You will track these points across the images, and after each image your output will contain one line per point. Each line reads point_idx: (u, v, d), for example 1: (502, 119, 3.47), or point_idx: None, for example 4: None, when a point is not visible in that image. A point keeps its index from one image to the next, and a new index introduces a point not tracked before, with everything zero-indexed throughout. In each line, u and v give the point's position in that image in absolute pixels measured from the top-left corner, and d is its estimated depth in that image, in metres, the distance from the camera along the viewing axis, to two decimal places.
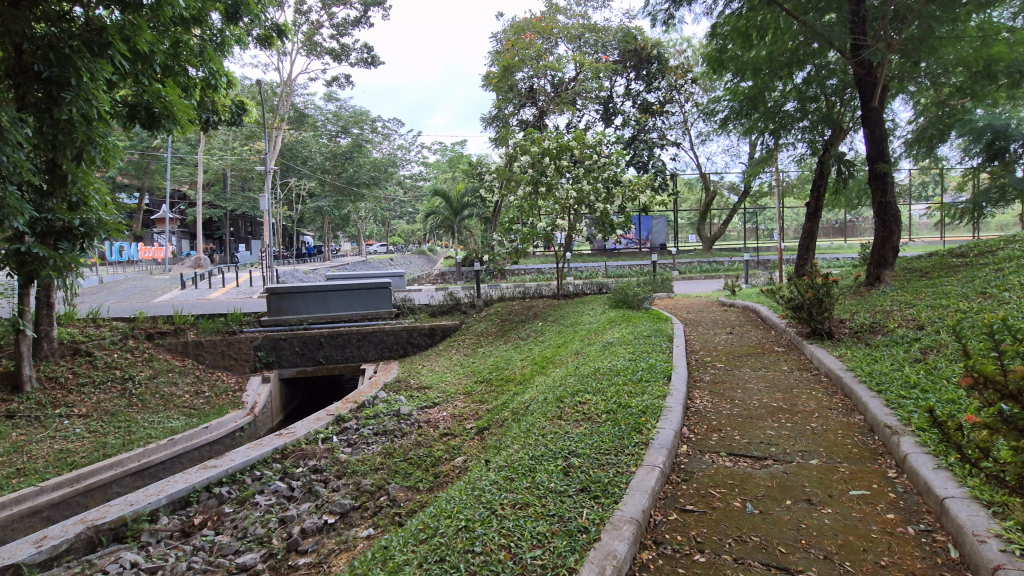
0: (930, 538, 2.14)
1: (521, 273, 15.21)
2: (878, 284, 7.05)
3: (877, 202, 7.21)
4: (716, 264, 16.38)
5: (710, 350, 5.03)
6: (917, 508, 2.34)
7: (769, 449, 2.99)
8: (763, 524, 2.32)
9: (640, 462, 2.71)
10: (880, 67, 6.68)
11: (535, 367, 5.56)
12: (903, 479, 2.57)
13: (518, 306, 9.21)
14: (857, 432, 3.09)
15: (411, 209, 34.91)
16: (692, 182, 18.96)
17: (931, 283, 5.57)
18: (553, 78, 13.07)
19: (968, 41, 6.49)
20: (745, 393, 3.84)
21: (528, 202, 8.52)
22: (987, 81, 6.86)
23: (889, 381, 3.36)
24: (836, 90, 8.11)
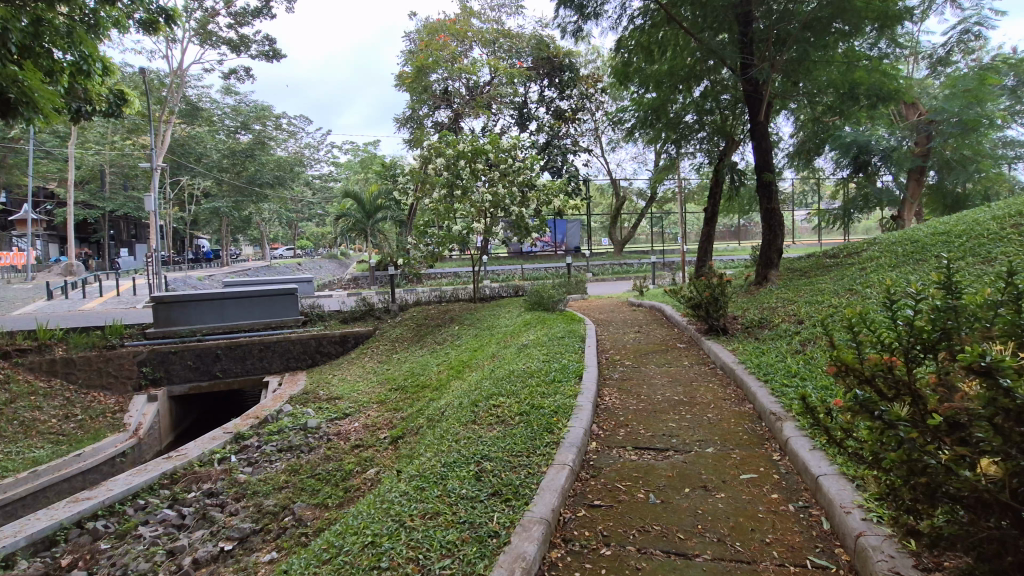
0: (807, 513, 2.36)
1: (437, 277, 15.07)
2: (765, 283, 7.72)
3: (763, 208, 7.89)
4: (626, 266, 17.20)
5: (619, 349, 5.24)
6: (796, 486, 2.57)
7: (670, 441, 3.16)
8: (664, 513, 2.44)
9: (551, 461, 2.75)
10: (765, 84, 7.33)
11: (451, 372, 5.50)
12: (786, 461, 2.81)
13: (434, 310, 9.09)
14: (747, 420, 3.34)
15: (322, 211, 33.44)
16: (604, 187, 19.76)
17: (809, 281, 6.16)
18: (468, 81, 13.07)
19: (835, 66, 7.27)
20: (650, 388, 4.03)
21: (444, 205, 8.45)
22: (851, 102, 7.73)
23: (773, 372, 3.68)
24: (729, 104, 8.78)
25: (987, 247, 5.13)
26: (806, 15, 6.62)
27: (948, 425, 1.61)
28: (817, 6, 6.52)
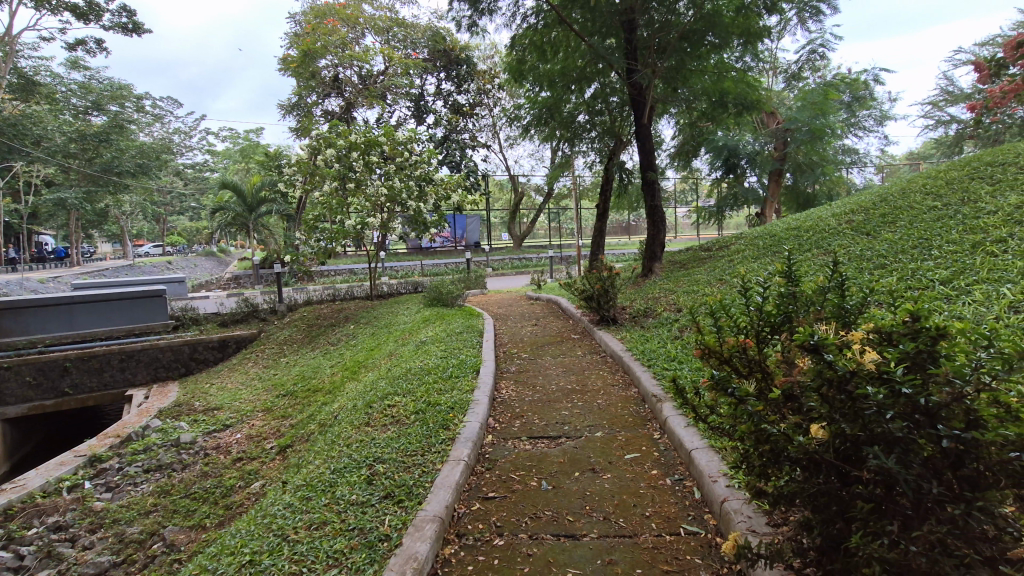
0: (682, 485, 2.57)
1: (331, 274, 14.42)
2: (650, 275, 8.29)
3: (648, 205, 8.46)
4: (524, 260, 17.62)
5: (516, 342, 5.34)
6: (673, 461, 2.79)
7: (563, 428, 3.28)
8: (555, 498, 2.53)
9: (446, 458, 2.74)
10: (648, 88, 7.82)
11: (344, 373, 5.28)
12: (664, 439, 3.04)
13: (327, 309, 8.66)
14: (632, 404, 3.56)
15: (198, 204, 30.42)
16: (503, 183, 20.01)
17: (687, 273, 6.71)
18: (360, 69, 12.55)
19: (708, 75, 7.94)
20: (545, 379, 4.16)
21: (336, 198, 8.04)
22: (721, 109, 8.51)
23: (654, 357, 3.96)
24: (618, 106, 9.14)
25: (828, 240, 5.92)
26: (683, 26, 7.21)
27: (785, 397, 1.85)
28: (693, 19, 7.12)
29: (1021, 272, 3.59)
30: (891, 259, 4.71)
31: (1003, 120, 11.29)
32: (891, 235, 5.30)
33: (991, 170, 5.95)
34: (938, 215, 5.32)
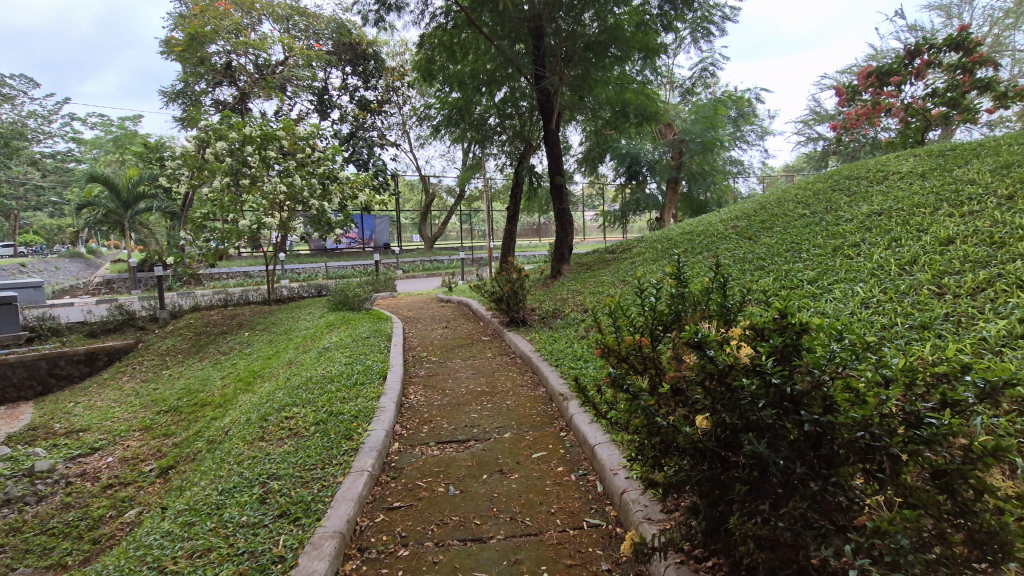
0: (585, 479, 2.67)
1: (223, 277, 13.36)
2: (558, 277, 8.54)
3: (556, 209, 8.71)
4: (435, 262, 17.47)
5: (426, 346, 5.26)
6: (577, 457, 2.89)
7: (471, 431, 3.27)
8: (462, 503, 2.51)
9: (348, 470, 2.62)
10: (555, 95, 8.04)
11: (238, 384, 4.90)
12: (570, 436, 3.13)
13: (218, 315, 8.01)
14: (540, 403, 3.64)
15: (61, 198, 26.82)
16: (413, 184, 19.68)
17: (593, 275, 6.99)
18: (257, 58, 11.76)
19: (612, 85, 8.34)
20: (454, 382, 4.13)
21: (227, 195, 7.45)
22: (623, 118, 8.96)
23: (561, 356, 4.08)
24: (527, 110, 9.32)
25: (717, 244, 6.46)
26: (589, 37, 7.50)
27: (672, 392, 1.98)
28: (597, 31, 7.43)
29: (870, 272, 4.12)
30: (769, 262, 5.21)
31: (859, 140, 12.97)
32: (769, 240, 5.87)
33: (848, 184, 6.79)
34: (807, 222, 5.98)
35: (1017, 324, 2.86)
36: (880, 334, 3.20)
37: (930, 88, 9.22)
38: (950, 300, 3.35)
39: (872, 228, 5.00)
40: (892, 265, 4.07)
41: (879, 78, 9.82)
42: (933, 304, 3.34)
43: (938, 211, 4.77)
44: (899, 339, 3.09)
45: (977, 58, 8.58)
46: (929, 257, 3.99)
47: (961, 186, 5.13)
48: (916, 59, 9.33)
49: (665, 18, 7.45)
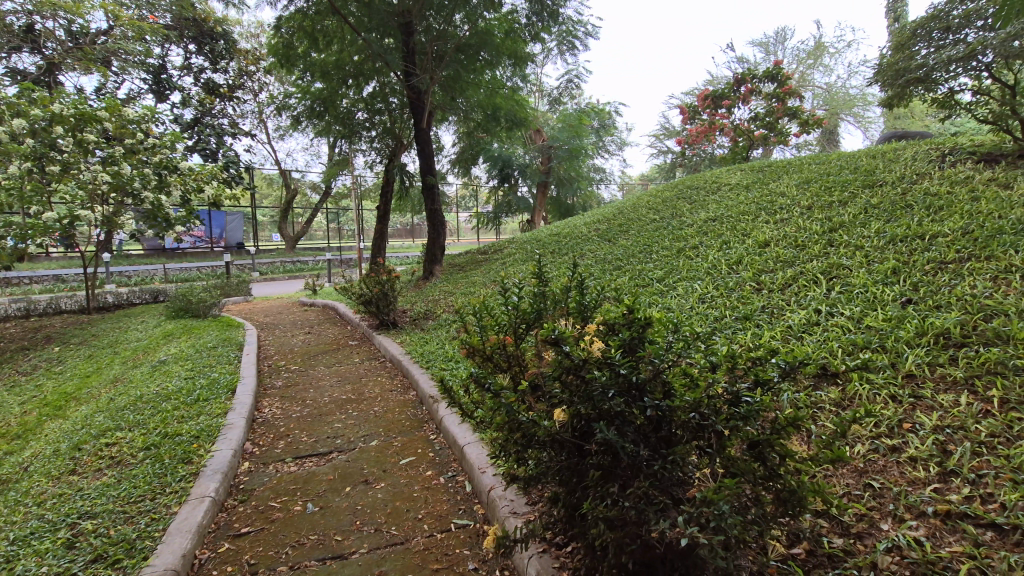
0: (454, 481, 2.65)
1: (26, 281, 11.21)
2: (431, 278, 8.49)
3: (428, 209, 8.64)
4: (298, 264, 16.43)
5: (284, 354, 4.86)
6: (446, 459, 2.87)
7: (334, 443, 3.09)
8: (321, 520, 2.35)
9: (185, 498, 2.32)
10: (426, 94, 7.95)
11: (41, 409, 4.09)
12: (440, 439, 3.10)
13: (17, 328, 6.67)
14: (409, 407, 3.55)
15: None
16: (272, 178, 18.14)
17: (465, 275, 7.03)
18: (69, 23, 10.01)
19: (483, 89, 8.45)
20: (316, 392, 3.88)
21: (28, 184, 6.21)
22: (494, 121, 9.15)
23: (431, 358, 4.02)
24: (397, 107, 9.10)
25: (580, 246, 6.86)
26: (459, 39, 7.52)
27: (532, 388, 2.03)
28: (469, 34, 7.48)
29: (706, 271, 4.67)
30: (625, 262, 5.65)
31: (700, 154, 14.69)
32: (625, 242, 6.38)
33: (690, 193, 7.63)
34: (656, 226, 6.60)
35: (814, 313, 3.43)
36: (713, 325, 3.63)
37: (753, 112, 10.71)
38: (766, 294, 3.92)
39: (708, 233, 5.65)
40: (723, 265, 4.65)
41: (714, 100, 11.23)
42: (753, 299, 3.88)
43: (758, 218, 5.55)
44: (728, 329, 3.54)
45: (787, 89, 10.15)
46: (750, 257, 4.63)
47: (775, 197, 6.02)
48: (742, 86, 10.78)
49: (533, 28, 7.74)
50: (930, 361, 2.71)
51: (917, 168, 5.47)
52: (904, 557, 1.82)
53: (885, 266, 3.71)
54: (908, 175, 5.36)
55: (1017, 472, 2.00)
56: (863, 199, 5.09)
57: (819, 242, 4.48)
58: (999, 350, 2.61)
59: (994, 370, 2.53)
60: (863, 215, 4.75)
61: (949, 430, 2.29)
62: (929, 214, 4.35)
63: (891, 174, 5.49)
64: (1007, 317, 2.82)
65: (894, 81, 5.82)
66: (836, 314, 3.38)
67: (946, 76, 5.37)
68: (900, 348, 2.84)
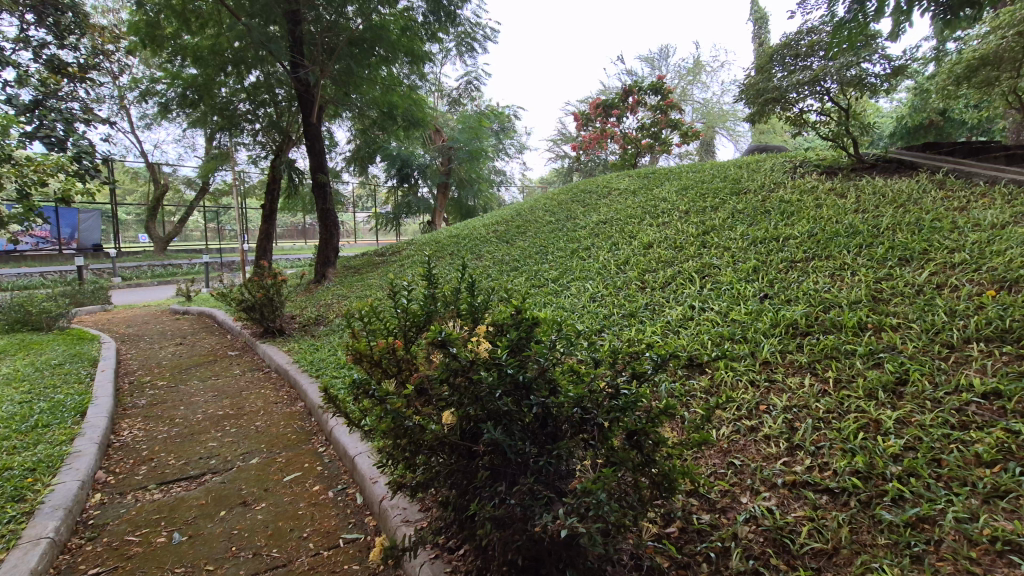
0: (344, 494, 2.53)
1: None
2: (324, 281, 8.18)
3: (320, 208, 8.27)
4: (170, 268, 14.99)
5: (150, 368, 4.37)
6: (336, 472, 2.74)
7: (207, 464, 2.82)
8: (189, 550, 2.13)
9: (15, 542, 1.98)
10: (316, 87, 7.57)
11: None
12: (329, 451, 2.96)
13: None
14: (296, 420, 3.35)
15: None
16: (138, 171, 16.15)
17: (360, 278, 6.79)
18: None
19: (379, 85, 8.20)
20: (188, 409, 3.52)
21: None
22: (391, 120, 8.92)
23: (321, 365, 3.83)
24: (285, 99, 8.56)
25: (480, 247, 6.91)
26: (352, 33, 7.22)
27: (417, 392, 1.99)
28: (362, 28, 7.20)
29: (596, 272, 4.90)
30: (522, 263, 5.78)
31: (593, 160, 15.45)
32: (522, 244, 6.52)
33: (583, 197, 7.98)
34: (552, 228, 6.83)
35: (689, 310, 3.74)
36: (602, 323, 3.83)
37: (640, 123, 11.51)
38: (649, 292, 4.20)
39: (599, 235, 5.95)
40: (613, 265, 4.91)
41: (605, 109, 11.86)
42: (637, 297, 4.15)
43: (643, 221, 5.95)
44: (615, 326, 3.74)
45: (669, 102, 11.00)
46: (636, 258, 4.94)
47: (658, 202, 6.47)
48: (630, 96, 11.51)
49: (430, 27, 7.58)
50: (781, 349, 3.07)
51: (774, 178, 6.18)
52: (760, 525, 2.04)
53: (748, 265, 4.14)
54: (768, 184, 6.03)
55: (845, 442, 2.33)
56: (731, 204, 5.65)
57: (695, 244, 4.90)
58: (834, 337, 3.03)
59: (830, 354, 2.92)
60: (731, 219, 5.27)
61: (796, 409, 2.61)
62: (784, 219, 4.92)
63: (754, 183, 6.15)
64: (841, 308, 3.28)
65: (756, 99, 6.49)
66: (707, 309, 3.71)
67: (798, 96, 6.08)
68: (759, 338, 3.19)
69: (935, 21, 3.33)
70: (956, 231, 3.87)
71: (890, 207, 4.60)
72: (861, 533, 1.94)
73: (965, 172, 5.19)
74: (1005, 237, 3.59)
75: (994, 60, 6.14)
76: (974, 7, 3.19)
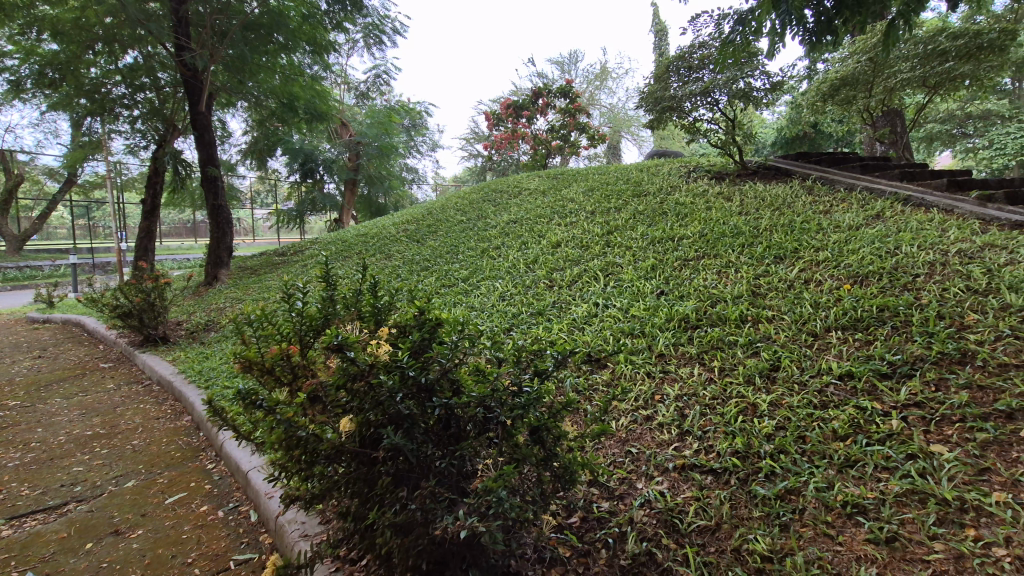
0: (237, 512, 2.36)
1: None
2: (215, 283, 7.63)
3: (210, 204, 7.69)
4: (29, 270, 13.16)
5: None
6: (228, 489, 2.55)
7: (71, 491, 2.51)
8: None
9: None
10: (205, 72, 7.00)
11: None
12: (220, 466, 2.75)
13: None
14: (181, 436, 3.07)
15: None
16: None
17: (258, 279, 6.40)
18: None
19: (278, 75, 7.72)
20: (47, 431, 3.11)
21: None
22: (291, 111, 8.44)
23: (211, 375, 3.54)
24: (168, 84, 7.82)
25: (389, 247, 6.77)
26: (246, 17, 6.73)
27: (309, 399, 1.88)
28: (257, 12, 6.72)
29: (506, 271, 4.97)
30: (432, 262, 5.73)
31: (506, 159, 15.63)
32: (433, 243, 6.46)
33: (494, 196, 8.05)
34: (462, 228, 6.81)
35: (593, 306, 3.90)
36: (510, 321, 3.89)
37: (550, 125, 11.83)
38: (556, 290, 4.33)
39: (509, 234, 6.04)
40: (521, 264, 5.00)
41: (516, 110, 12.05)
42: (544, 295, 4.26)
43: (551, 221, 6.11)
44: (523, 325, 3.81)
45: (576, 106, 11.40)
46: (544, 257, 5.07)
47: (565, 203, 6.67)
48: (539, 99, 11.81)
49: (334, 17, 7.20)
50: (675, 341, 3.29)
51: (670, 182, 6.62)
52: (653, 508, 2.17)
53: (647, 264, 4.39)
54: (665, 187, 6.42)
55: (727, 425, 2.55)
56: (632, 206, 5.96)
57: (599, 243, 5.11)
58: (720, 329, 3.30)
59: (716, 346, 3.18)
60: (632, 220, 5.56)
61: (686, 397, 2.81)
62: (679, 220, 5.28)
63: (653, 186, 6.54)
64: (726, 302, 3.58)
65: (655, 107, 6.88)
66: (609, 306, 3.89)
67: (691, 106, 6.54)
68: (655, 332, 3.40)
69: (804, 44, 3.69)
70: (821, 232, 4.36)
71: (768, 210, 5.08)
72: (739, 507, 2.13)
73: (829, 180, 5.86)
74: (859, 238, 4.10)
75: (852, 81, 6.98)
76: (834, 32, 3.58)
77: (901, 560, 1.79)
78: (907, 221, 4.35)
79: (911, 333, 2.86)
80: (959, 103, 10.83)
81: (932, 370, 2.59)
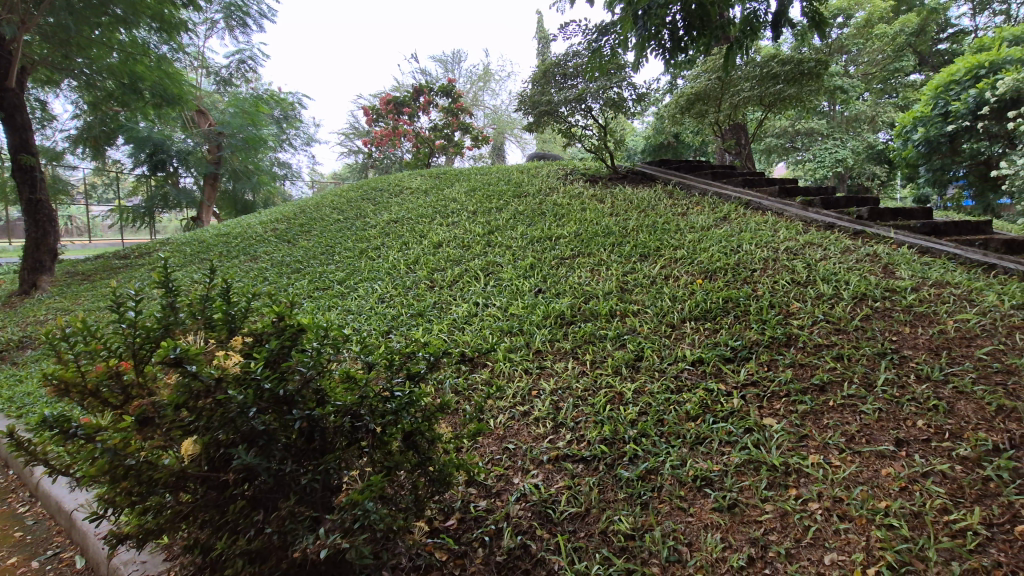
0: (56, 561, 2.01)
1: None
2: (33, 292, 6.45)
3: (26, 198, 6.55)
4: None
5: None
6: (46, 534, 2.16)
7: None
8: None
9: None
10: (16, 43, 5.91)
11: None
12: (35, 510, 2.32)
13: None
14: None
15: None
16: None
17: (91, 287, 5.57)
18: None
19: (116, 52, 6.73)
20: None
21: None
22: (134, 94, 7.41)
23: (24, 401, 3.00)
24: None
25: (254, 247, 6.26)
26: None
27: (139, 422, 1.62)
28: None
29: (385, 271, 4.83)
30: (304, 264, 5.40)
31: (388, 158, 15.20)
32: (306, 243, 6.09)
33: (374, 194, 7.80)
34: (339, 227, 6.49)
35: (473, 306, 3.92)
36: (389, 324, 3.79)
37: (432, 123, 11.74)
38: (437, 291, 4.28)
39: (389, 234, 5.86)
40: (402, 265, 4.88)
41: (397, 106, 11.74)
42: (424, 296, 4.20)
43: (433, 221, 6.03)
44: (403, 327, 3.74)
45: (458, 106, 11.43)
46: (425, 257, 5.00)
47: (447, 203, 6.65)
48: (421, 96, 11.68)
49: None
50: (550, 337, 3.42)
51: (549, 184, 6.88)
52: (528, 501, 2.23)
53: (526, 263, 4.52)
54: (544, 189, 6.67)
55: (597, 414, 2.70)
56: (513, 206, 6.10)
57: (480, 243, 5.16)
58: (592, 324, 3.49)
59: (588, 340, 3.36)
60: (512, 220, 5.69)
61: (561, 391, 2.93)
62: (555, 220, 5.51)
63: (533, 187, 6.74)
64: (598, 298, 3.80)
65: (533, 110, 7.09)
66: (489, 305, 3.93)
67: (567, 111, 6.86)
68: (532, 329, 3.50)
69: (663, 60, 4.02)
70: (679, 233, 4.80)
71: (635, 212, 5.48)
72: (607, 491, 2.26)
73: (685, 185, 6.48)
74: (709, 237, 4.59)
75: (704, 96, 7.77)
76: (685, 51, 3.95)
77: (739, 523, 2.02)
78: (748, 222, 4.95)
79: (750, 321, 3.25)
80: (789, 121, 12.58)
81: (765, 353, 2.97)
